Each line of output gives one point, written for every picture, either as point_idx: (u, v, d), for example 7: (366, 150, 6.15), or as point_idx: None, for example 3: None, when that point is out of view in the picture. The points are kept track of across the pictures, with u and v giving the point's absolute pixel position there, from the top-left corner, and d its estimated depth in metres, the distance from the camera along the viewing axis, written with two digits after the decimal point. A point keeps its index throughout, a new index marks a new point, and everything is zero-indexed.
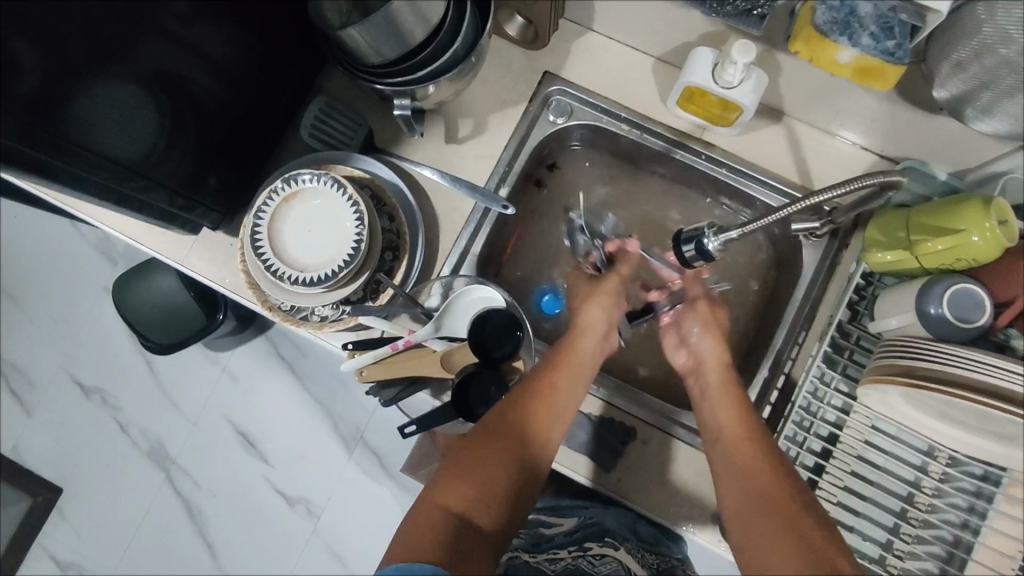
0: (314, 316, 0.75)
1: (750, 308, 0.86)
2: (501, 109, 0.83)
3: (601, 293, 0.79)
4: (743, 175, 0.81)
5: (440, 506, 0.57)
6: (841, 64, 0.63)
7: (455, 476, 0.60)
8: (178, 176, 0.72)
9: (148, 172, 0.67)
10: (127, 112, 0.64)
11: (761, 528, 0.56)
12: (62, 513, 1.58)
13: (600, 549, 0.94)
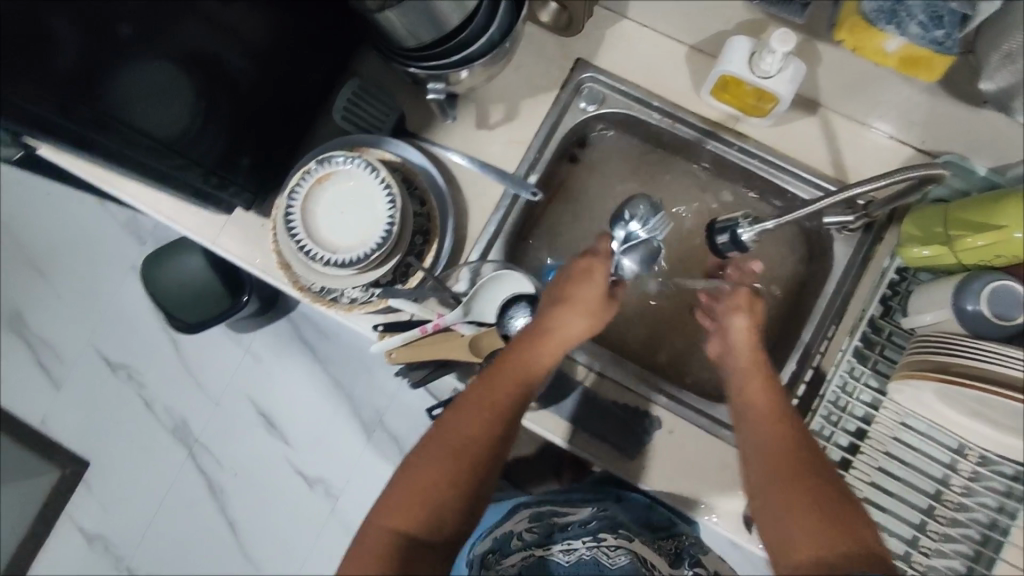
0: (344, 297, 0.76)
1: (778, 303, 0.86)
2: (533, 95, 0.83)
3: (583, 282, 0.69)
4: (777, 167, 0.80)
5: (386, 529, 0.60)
6: (887, 52, 0.62)
7: (403, 491, 0.61)
8: (213, 155, 0.72)
9: (184, 149, 0.68)
10: (163, 91, 0.65)
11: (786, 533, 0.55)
12: (88, 485, 1.62)
13: (614, 540, 0.88)
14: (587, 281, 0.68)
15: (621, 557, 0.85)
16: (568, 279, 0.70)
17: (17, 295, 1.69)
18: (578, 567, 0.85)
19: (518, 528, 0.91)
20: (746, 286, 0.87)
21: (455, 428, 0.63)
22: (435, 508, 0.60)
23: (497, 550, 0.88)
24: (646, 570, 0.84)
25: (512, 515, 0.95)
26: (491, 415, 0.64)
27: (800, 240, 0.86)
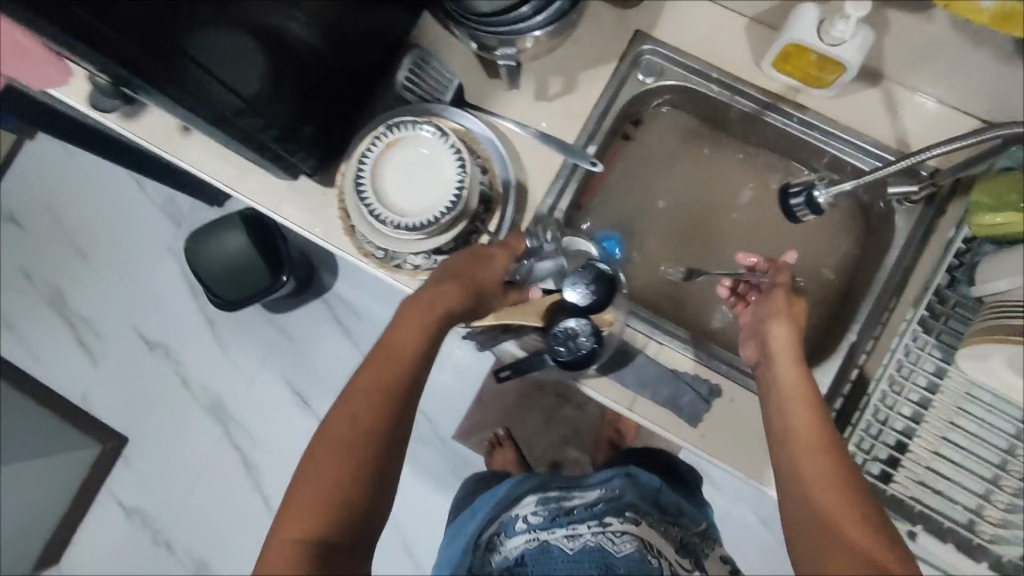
0: (407, 264, 0.78)
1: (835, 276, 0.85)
2: (593, 66, 0.83)
3: (478, 264, 0.68)
4: (840, 139, 0.80)
5: (288, 540, 0.52)
6: (981, 9, 0.60)
7: (307, 489, 0.54)
8: (280, 121, 0.72)
9: (257, 106, 0.69)
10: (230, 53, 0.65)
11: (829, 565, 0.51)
12: (128, 461, 1.64)
13: (620, 525, 0.83)
14: (487, 265, 0.68)
15: (627, 544, 0.81)
16: (470, 262, 0.68)
17: (57, 274, 1.71)
18: (582, 554, 0.81)
19: (523, 510, 0.88)
20: (803, 260, 0.86)
21: (339, 419, 0.57)
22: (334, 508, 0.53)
23: (502, 529, 0.87)
24: (654, 559, 0.80)
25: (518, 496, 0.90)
26: (376, 396, 0.58)
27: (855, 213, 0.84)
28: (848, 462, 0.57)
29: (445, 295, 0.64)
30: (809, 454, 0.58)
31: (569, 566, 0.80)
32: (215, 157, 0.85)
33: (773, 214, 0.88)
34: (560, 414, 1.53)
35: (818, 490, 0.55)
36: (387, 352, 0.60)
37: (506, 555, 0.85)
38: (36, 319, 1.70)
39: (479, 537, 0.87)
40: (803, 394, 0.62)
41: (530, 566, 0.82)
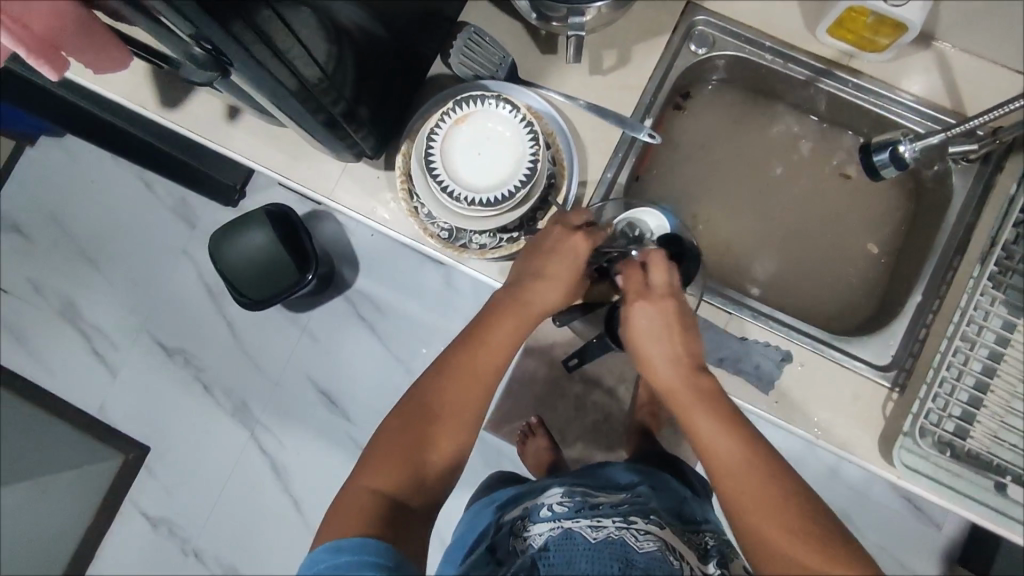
0: (474, 243, 0.76)
1: (882, 244, 0.87)
2: (646, 38, 0.82)
3: (563, 253, 0.70)
4: (893, 103, 0.81)
5: (369, 489, 0.59)
6: None
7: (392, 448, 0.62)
8: (342, 104, 0.68)
9: (329, 74, 0.64)
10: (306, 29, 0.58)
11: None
12: (150, 470, 1.61)
13: (645, 525, 0.75)
14: (567, 255, 0.70)
15: (649, 543, 0.71)
16: (551, 250, 0.70)
17: (68, 283, 1.67)
18: (603, 544, 0.71)
19: (549, 500, 0.82)
20: (850, 229, 0.88)
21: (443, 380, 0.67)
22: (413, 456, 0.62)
23: (526, 516, 0.81)
24: (676, 562, 0.70)
25: (547, 491, 0.87)
26: (473, 377, 0.67)
27: (908, 178, 0.86)
28: (774, 466, 0.61)
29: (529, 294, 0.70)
30: (730, 462, 0.61)
31: (587, 552, 0.69)
32: (266, 145, 0.83)
33: (822, 180, 0.89)
34: (590, 399, 1.43)
35: (751, 504, 0.59)
36: (484, 343, 0.68)
37: (529, 543, 0.76)
38: (50, 330, 1.66)
39: (503, 526, 0.83)
40: (709, 430, 0.63)
41: (550, 552, 0.71)
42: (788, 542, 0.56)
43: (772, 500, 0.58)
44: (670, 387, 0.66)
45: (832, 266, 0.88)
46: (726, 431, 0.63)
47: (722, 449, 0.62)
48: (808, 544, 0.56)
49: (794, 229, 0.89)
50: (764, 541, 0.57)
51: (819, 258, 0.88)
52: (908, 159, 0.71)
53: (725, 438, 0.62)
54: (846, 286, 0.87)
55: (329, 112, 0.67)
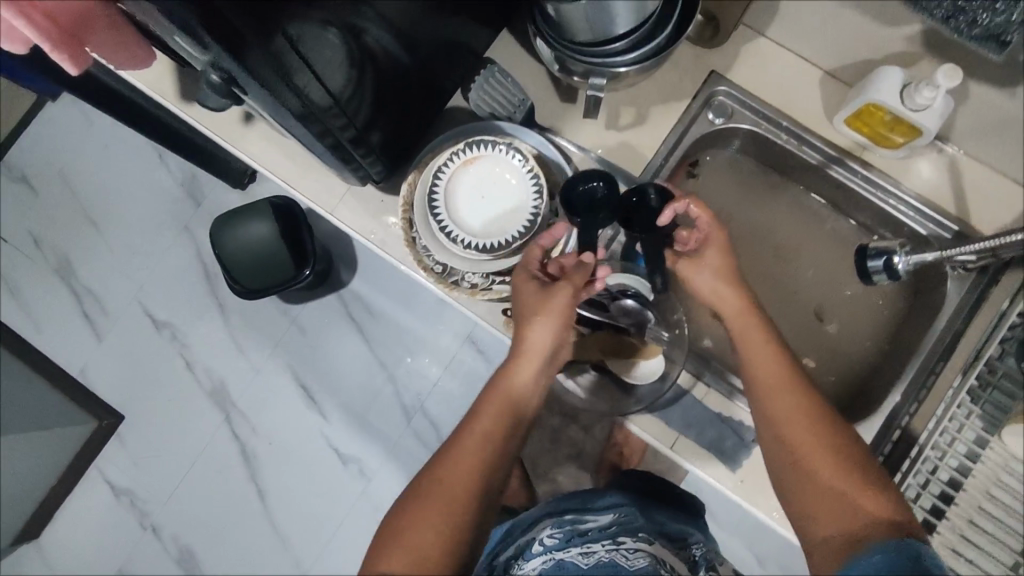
0: (466, 281, 0.74)
1: (822, 365, 0.87)
2: (664, 101, 0.83)
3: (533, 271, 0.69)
4: (897, 201, 0.81)
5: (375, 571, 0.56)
6: None
7: (405, 523, 0.59)
8: (352, 130, 0.69)
9: (339, 99, 0.64)
10: (323, 51, 0.59)
11: (815, 487, 0.62)
12: (121, 439, 1.61)
13: (633, 543, 0.76)
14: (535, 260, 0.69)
15: (640, 559, 0.72)
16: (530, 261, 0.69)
17: (68, 242, 1.68)
18: (595, 570, 0.72)
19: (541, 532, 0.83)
20: (796, 334, 0.89)
21: (451, 462, 0.61)
22: (428, 522, 0.58)
23: (520, 554, 0.82)
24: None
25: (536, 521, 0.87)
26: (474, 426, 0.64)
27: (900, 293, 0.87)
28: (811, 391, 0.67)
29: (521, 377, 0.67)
30: (776, 381, 0.68)
31: None
32: (276, 152, 0.84)
33: (825, 262, 0.90)
34: (566, 434, 1.44)
35: (786, 421, 0.66)
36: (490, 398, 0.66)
37: None
38: (44, 288, 1.67)
39: (499, 566, 0.81)
40: (767, 352, 0.69)
41: None
42: (824, 459, 0.63)
43: (812, 426, 0.65)
44: (732, 325, 0.72)
45: (817, 348, 0.88)
46: (767, 347, 0.69)
47: (775, 368, 0.68)
48: (837, 463, 0.62)
49: (786, 307, 0.89)
50: (803, 457, 0.64)
51: (806, 338, 0.88)
52: (900, 272, 0.75)
53: (781, 359, 0.69)
54: (829, 372, 0.87)
55: (336, 136, 0.68)
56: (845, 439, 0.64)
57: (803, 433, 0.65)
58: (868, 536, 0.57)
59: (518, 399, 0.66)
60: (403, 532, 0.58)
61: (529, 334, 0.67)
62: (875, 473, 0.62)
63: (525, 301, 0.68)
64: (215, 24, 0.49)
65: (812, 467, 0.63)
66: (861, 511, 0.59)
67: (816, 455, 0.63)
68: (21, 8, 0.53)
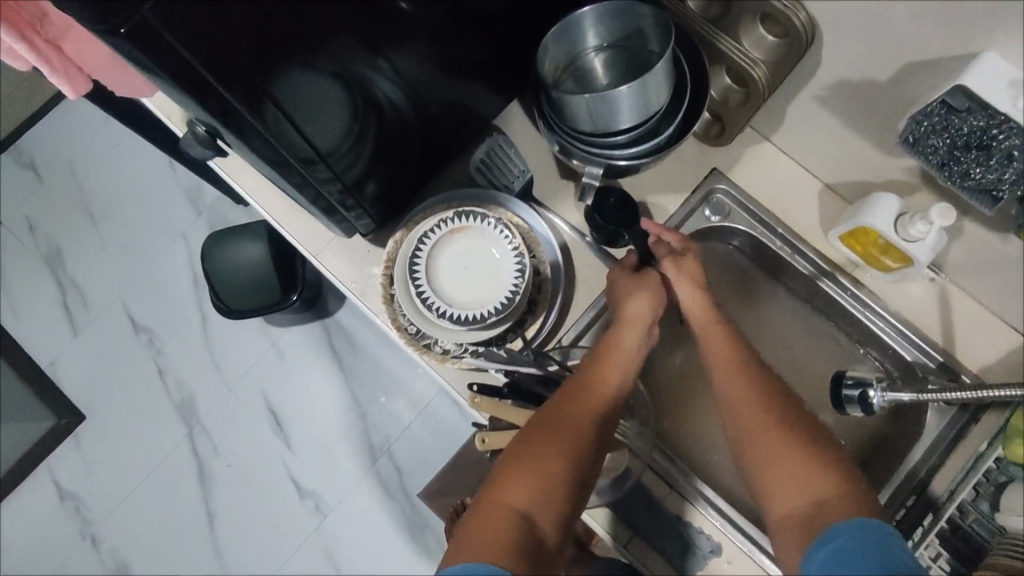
0: (438, 346, 0.73)
1: None
2: (662, 192, 0.84)
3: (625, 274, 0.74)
4: (883, 322, 0.81)
5: (505, 507, 0.58)
6: None
7: (521, 466, 0.60)
8: (339, 182, 0.69)
9: (325, 154, 0.64)
10: (317, 105, 0.59)
11: (772, 468, 0.61)
12: (78, 440, 1.57)
13: None
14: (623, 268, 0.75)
15: None
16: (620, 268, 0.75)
17: (64, 234, 1.67)
18: None
19: None
20: None
21: (558, 408, 0.64)
22: (547, 461, 0.61)
23: None
24: None
25: None
26: (581, 380, 0.67)
27: (884, 416, 0.86)
28: (760, 371, 0.66)
29: (621, 348, 0.70)
30: (730, 366, 0.67)
31: None
32: (271, 189, 0.84)
33: (807, 373, 0.88)
34: None
35: (741, 405, 0.64)
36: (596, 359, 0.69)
37: None
38: (30, 276, 1.66)
39: None
40: (722, 342, 0.69)
41: None
42: (780, 442, 0.61)
43: (766, 406, 0.63)
44: (693, 320, 0.72)
45: None
46: (721, 336, 0.69)
47: (729, 357, 0.68)
48: (793, 443, 0.61)
49: None
50: (758, 440, 0.62)
51: None
52: (875, 406, 0.74)
53: (735, 349, 0.68)
54: None
55: (321, 189, 0.68)
56: (803, 425, 0.62)
57: (760, 420, 0.63)
58: (827, 523, 0.56)
59: (625, 370, 0.69)
60: (535, 468, 0.60)
61: (631, 311, 0.71)
62: (836, 454, 0.60)
63: (625, 289, 0.72)
64: (206, 93, 0.50)
65: (769, 450, 0.61)
66: (824, 493, 0.58)
67: (770, 438, 0.62)
68: (23, 33, 0.59)
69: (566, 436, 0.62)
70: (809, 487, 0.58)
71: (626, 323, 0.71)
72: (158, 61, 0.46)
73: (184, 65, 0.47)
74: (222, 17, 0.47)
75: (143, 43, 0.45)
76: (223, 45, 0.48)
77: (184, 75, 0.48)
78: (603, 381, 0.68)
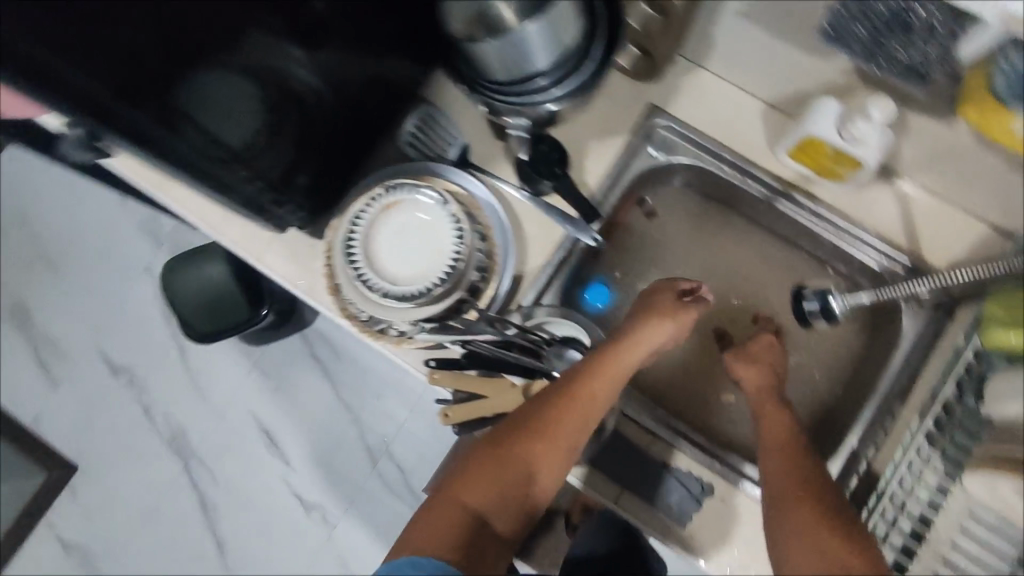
0: (393, 330, 0.71)
1: None
2: (602, 135, 0.80)
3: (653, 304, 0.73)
4: (845, 233, 0.79)
5: (459, 501, 0.59)
6: (1016, 134, 0.57)
7: (485, 466, 0.61)
8: (267, 180, 0.67)
9: (244, 154, 0.63)
10: (230, 104, 0.62)
11: (795, 549, 0.58)
12: (74, 490, 1.55)
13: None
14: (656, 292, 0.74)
15: None
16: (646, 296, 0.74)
17: (25, 287, 1.63)
18: None
19: None
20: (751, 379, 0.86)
21: (545, 417, 0.63)
22: (513, 467, 0.61)
23: None
24: None
25: None
26: (578, 392, 0.64)
27: (861, 331, 0.84)
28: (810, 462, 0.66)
29: (626, 362, 0.67)
30: (783, 453, 0.68)
31: None
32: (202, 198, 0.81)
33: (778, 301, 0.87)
34: None
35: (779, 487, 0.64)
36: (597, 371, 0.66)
37: None
38: None
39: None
40: (777, 420, 0.72)
41: None
42: (811, 521, 0.59)
43: (805, 485, 0.63)
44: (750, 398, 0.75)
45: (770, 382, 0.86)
46: (780, 422, 0.71)
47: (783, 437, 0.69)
48: (825, 522, 0.58)
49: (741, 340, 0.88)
50: (787, 519, 0.60)
51: None
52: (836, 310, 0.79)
53: (790, 428, 0.70)
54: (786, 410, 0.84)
55: (248, 195, 0.66)
56: (841, 507, 0.61)
57: (799, 496, 0.62)
58: None
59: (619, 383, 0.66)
60: (500, 479, 0.60)
61: (646, 335, 0.70)
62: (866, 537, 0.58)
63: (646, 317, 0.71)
64: (110, 119, 0.54)
65: (798, 529, 0.59)
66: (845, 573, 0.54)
67: (802, 517, 0.59)
68: None
69: (543, 446, 0.62)
70: (826, 555, 0.56)
71: (635, 341, 0.69)
72: (49, 90, 0.51)
73: (76, 88, 0.52)
74: (101, 37, 0.52)
75: (22, 75, 0.49)
76: (109, 64, 0.53)
77: (81, 102, 0.53)
78: (597, 395, 0.65)
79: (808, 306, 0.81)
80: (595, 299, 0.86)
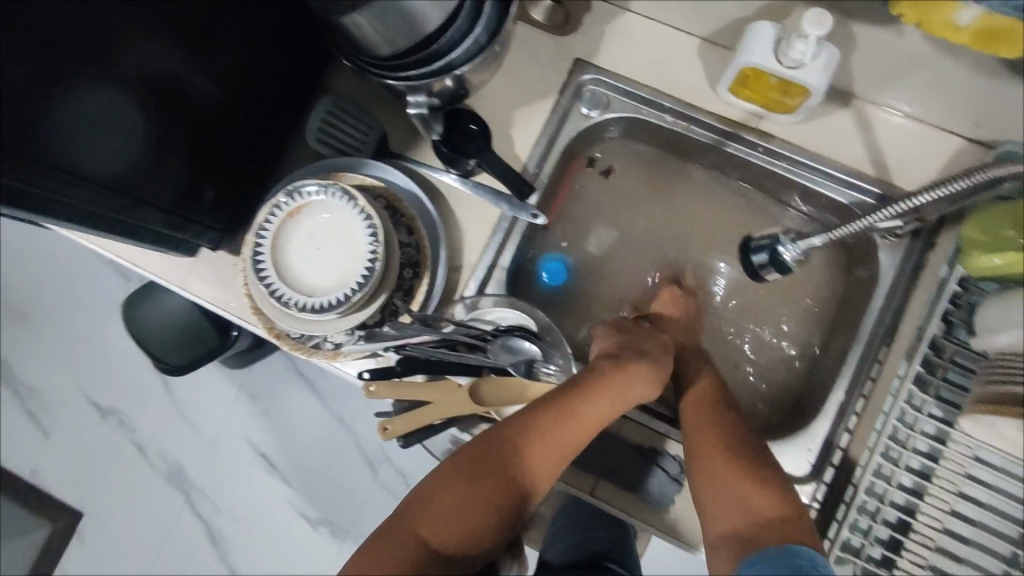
0: (327, 343, 0.67)
1: (761, 368, 0.79)
2: (526, 102, 0.74)
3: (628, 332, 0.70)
4: (804, 169, 0.71)
5: (413, 535, 0.51)
6: (959, 25, 0.52)
7: (442, 495, 0.53)
8: (164, 201, 0.62)
9: (124, 181, 0.57)
10: (107, 130, 0.55)
11: (718, 502, 0.54)
12: (82, 538, 1.53)
13: None
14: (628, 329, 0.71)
15: None
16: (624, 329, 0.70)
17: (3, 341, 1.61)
18: None
19: None
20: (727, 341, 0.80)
21: (518, 427, 0.56)
22: (479, 494, 0.53)
23: None
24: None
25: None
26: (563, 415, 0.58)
27: (838, 272, 0.78)
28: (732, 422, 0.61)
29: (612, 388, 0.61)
30: (709, 415, 0.63)
31: None
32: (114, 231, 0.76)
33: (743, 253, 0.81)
34: None
35: (700, 445, 0.59)
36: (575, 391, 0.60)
37: None
38: None
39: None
40: (703, 385, 0.67)
41: None
42: (732, 476, 0.55)
43: (728, 442, 0.58)
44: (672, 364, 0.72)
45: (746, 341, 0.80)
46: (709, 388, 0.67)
47: (704, 398, 0.65)
48: (745, 475, 0.54)
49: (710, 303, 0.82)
50: (711, 477, 0.55)
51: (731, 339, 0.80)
52: (787, 261, 0.68)
53: (716, 394, 0.65)
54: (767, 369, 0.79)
55: (146, 222, 0.61)
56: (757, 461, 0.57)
57: (722, 451, 0.57)
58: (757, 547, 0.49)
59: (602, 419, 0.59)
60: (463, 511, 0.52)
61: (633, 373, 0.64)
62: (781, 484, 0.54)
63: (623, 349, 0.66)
64: None
65: (723, 488, 0.54)
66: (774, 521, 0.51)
67: (723, 471, 0.55)
68: None
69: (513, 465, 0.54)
70: (747, 504, 0.52)
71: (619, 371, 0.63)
72: None
73: None
74: None
75: None
76: None
77: None
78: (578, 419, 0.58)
79: (756, 259, 0.70)
80: (553, 275, 0.82)
